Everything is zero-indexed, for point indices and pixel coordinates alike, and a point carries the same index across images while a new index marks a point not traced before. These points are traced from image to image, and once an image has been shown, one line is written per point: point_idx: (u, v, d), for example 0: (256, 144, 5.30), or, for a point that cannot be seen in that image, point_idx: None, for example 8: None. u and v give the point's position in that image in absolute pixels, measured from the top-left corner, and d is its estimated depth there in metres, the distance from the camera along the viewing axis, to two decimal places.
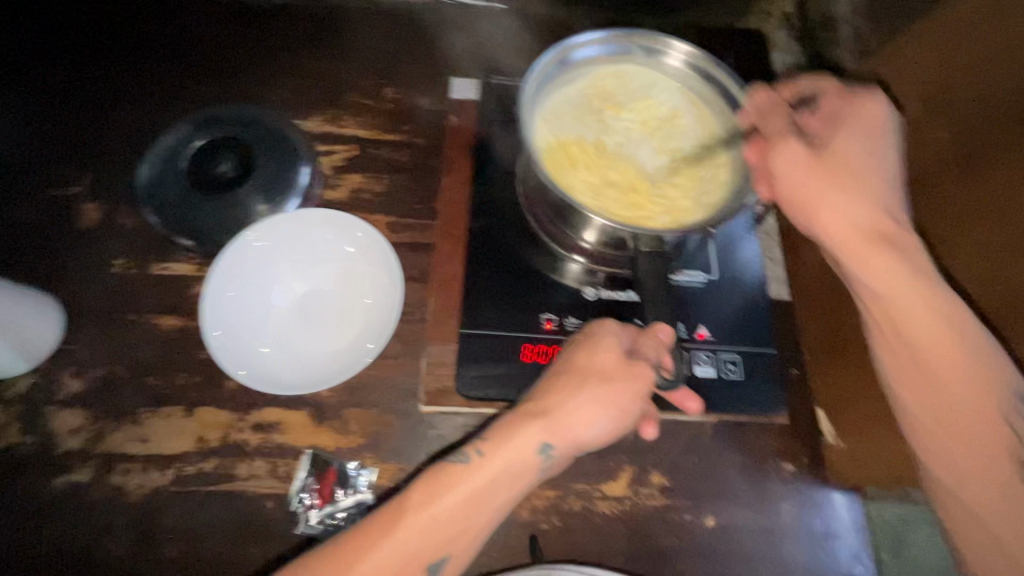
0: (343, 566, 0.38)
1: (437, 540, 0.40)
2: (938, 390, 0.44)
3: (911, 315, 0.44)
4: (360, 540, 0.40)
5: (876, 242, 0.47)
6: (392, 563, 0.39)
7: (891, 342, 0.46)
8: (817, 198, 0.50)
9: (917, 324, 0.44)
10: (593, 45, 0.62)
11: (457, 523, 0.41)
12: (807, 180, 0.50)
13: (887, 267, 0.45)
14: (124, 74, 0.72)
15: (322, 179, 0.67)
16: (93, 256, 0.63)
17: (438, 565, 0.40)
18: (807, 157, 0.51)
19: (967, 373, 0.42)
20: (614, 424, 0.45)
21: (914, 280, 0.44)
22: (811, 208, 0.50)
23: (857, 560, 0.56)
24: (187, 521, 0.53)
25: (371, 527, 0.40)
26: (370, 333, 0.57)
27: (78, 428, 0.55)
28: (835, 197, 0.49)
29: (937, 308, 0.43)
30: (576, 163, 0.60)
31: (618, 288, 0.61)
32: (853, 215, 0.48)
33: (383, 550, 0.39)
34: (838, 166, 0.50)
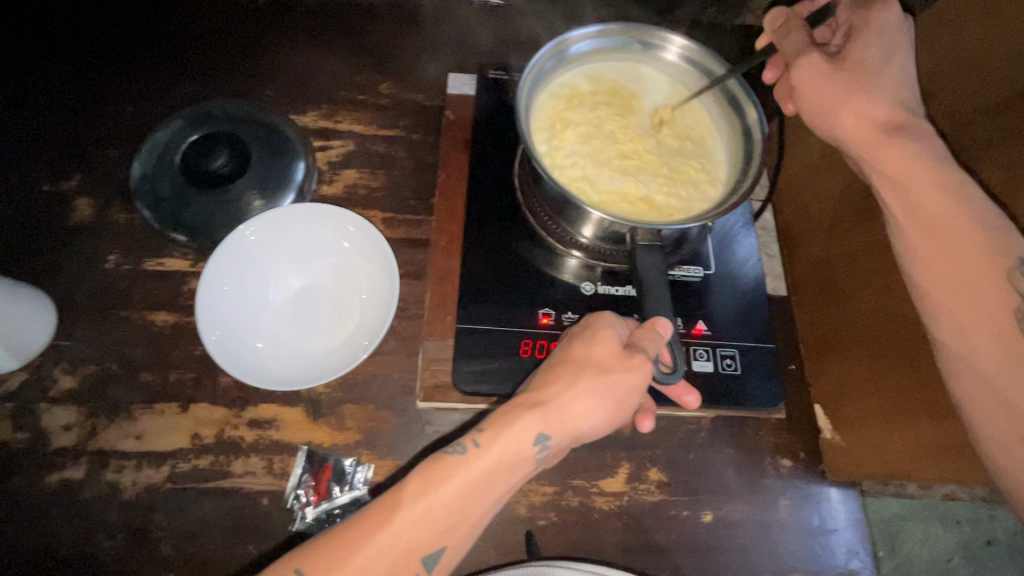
0: (339, 559, 0.37)
1: (434, 531, 0.39)
2: (958, 272, 0.41)
3: (924, 195, 0.42)
4: (357, 533, 0.38)
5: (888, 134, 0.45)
6: (388, 556, 0.38)
7: (912, 231, 0.43)
8: (847, 104, 0.47)
9: (928, 203, 0.42)
10: (589, 41, 0.61)
11: (454, 514, 0.40)
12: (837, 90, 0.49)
13: (899, 153, 0.44)
14: (116, 69, 0.72)
15: (317, 175, 0.66)
16: (85, 251, 0.62)
17: (433, 558, 0.39)
18: (829, 68, 0.49)
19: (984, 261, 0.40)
20: (611, 416, 0.45)
21: (931, 161, 0.43)
22: (834, 112, 0.48)
23: (854, 554, 0.56)
24: (181, 517, 0.52)
25: (366, 520, 0.38)
26: (367, 329, 0.57)
27: (70, 424, 0.55)
28: (854, 98, 0.47)
29: (955, 190, 0.41)
30: (571, 161, 0.59)
31: (617, 283, 0.61)
32: (866, 109, 0.47)
33: (380, 543, 0.38)
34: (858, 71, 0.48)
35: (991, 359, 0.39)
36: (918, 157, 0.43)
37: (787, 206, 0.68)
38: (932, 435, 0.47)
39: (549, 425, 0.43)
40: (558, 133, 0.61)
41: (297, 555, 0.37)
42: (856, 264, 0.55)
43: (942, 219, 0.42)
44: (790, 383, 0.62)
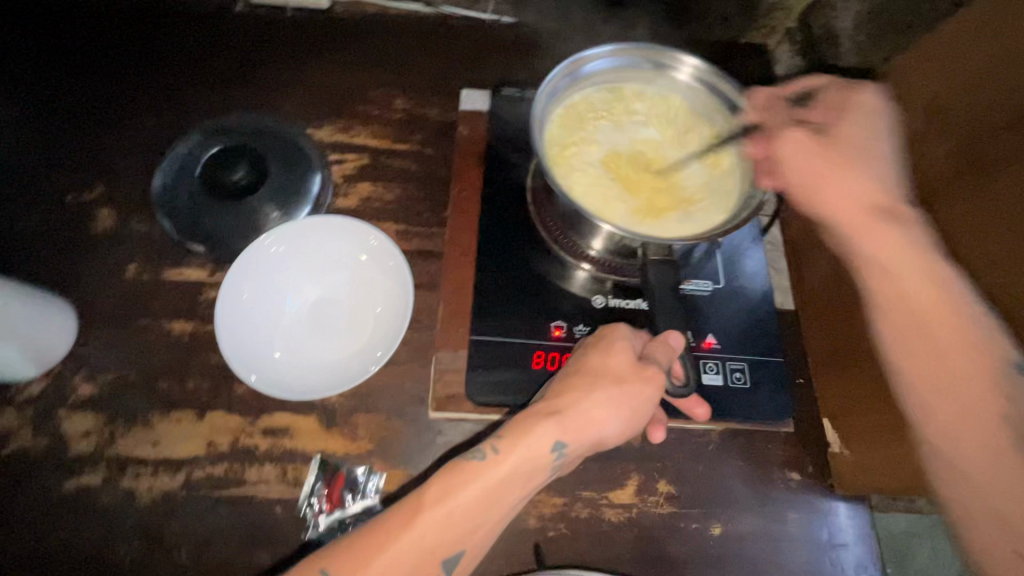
0: (362, 560, 0.37)
1: (453, 535, 0.40)
2: (938, 363, 0.42)
3: (909, 284, 0.43)
4: (378, 535, 0.39)
5: (873, 217, 0.46)
6: (410, 558, 0.38)
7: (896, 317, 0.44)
8: (826, 179, 0.49)
9: (911, 291, 0.43)
10: (605, 60, 0.62)
11: (473, 518, 0.40)
12: (818, 168, 0.50)
13: (887, 238, 0.45)
14: (138, 83, 0.74)
15: (333, 188, 0.68)
16: (106, 261, 0.63)
17: (452, 561, 0.40)
18: (813, 139, 0.51)
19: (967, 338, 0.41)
20: (626, 425, 0.45)
21: (918, 254, 0.44)
22: (813, 188, 0.50)
23: (863, 569, 0.56)
24: (196, 524, 0.53)
25: (389, 522, 0.39)
26: (380, 340, 0.58)
27: (88, 430, 0.56)
28: (838, 174, 0.49)
29: (935, 277, 0.43)
30: (580, 177, 0.60)
31: (628, 296, 0.62)
32: (856, 189, 0.48)
33: (402, 544, 0.38)
34: (846, 148, 0.50)
35: (973, 452, 0.39)
36: (899, 243, 0.45)
37: (795, 221, 0.69)
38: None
39: (566, 432, 0.43)
40: (572, 150, 0.62)
41: (322, 555, 0.38)
42: None
43: (921, 307, 0.43)
44: (798, 396, 0.63)
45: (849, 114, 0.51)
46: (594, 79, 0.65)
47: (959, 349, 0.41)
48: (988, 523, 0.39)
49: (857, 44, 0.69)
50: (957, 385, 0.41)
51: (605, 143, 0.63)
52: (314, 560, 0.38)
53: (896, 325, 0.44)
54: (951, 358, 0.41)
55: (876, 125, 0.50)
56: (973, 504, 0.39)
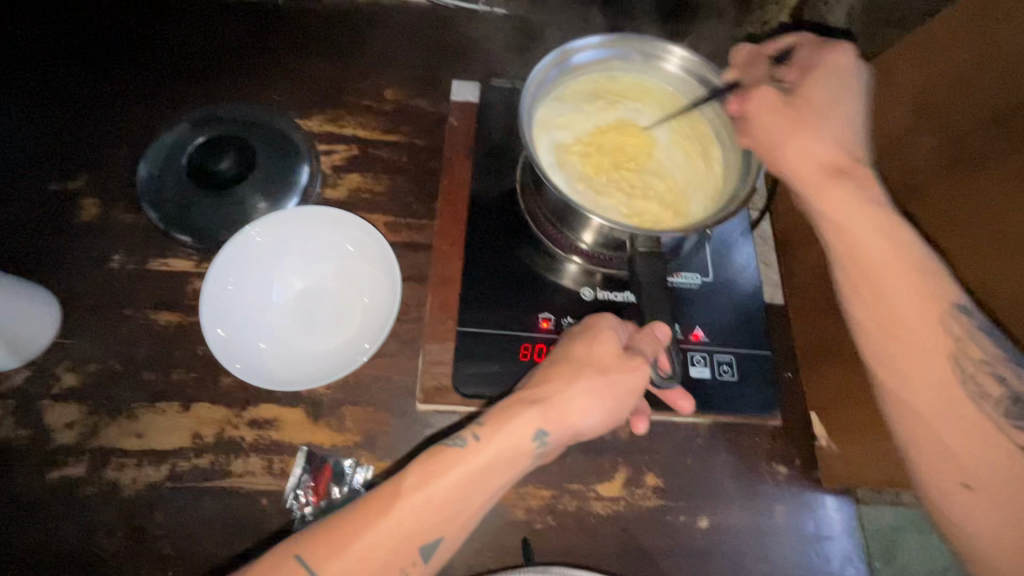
0: (341, 544, 0.37)
1: (432, 520, 0.39)
2: (899, 321, 0.44)
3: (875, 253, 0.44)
4: (356, 520, 0.38)
5: (832, 178, 0.47)
6: (389, 542, 0.38)
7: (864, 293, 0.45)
8: (790, 135, 0.50)
9: (870, 251, 0.44)
10: (593, 52, 0.62)
11: (452, 505, 0.40)
12: (780, 126, 0.51)
13: (839, 197, 0.46)
14: (123, 72, 0.73)
15: (321, 179, 0.67)
16: (91, 251, 0.63)
17: (430, 548, 0.40)
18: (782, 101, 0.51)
19: (919, 287, 0.43)
20: (609, 415, 0.45)
21: (865, 207, 0.45)
22: (773, 144, 0.51)
23: (848, 561, 0.57)
24: (180, 516, 0.53)
25: (368, 506, 0.39)
26: (367, 332, 0.57)
27: (70, 422, 0.55)
28: (807, 137, 0.49)
29: (883, 228, 0.44)
30: (567, 168, 0.60)
31: (617, 289, 0.62)
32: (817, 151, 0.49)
33: (380, 530, 0.38)
34: (808, 112, 0.50)
35: (927, 395, 0.42)
36: (854, 201, 0.46)
37: (786, 215, 0.69)
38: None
39: (548, 420, 0.43)
40: (564, 142, 0.62)
41: (296, 541, 0.38)
42: None
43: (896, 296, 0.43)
44: (786, 390, 0.63)
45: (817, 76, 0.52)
46: (584, 70, 0.64)
47: (909, 295, 0.43)
48: (938, 466, 0.42)
49: (849, 38, 0.69)
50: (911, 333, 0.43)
51: (594, 134, 0.63)
52: (290, 546, 0.38)
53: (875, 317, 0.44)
54: (907, 317, 0.43)
55: (848, 87, 0.51)
56: (930, 452, 0.42)
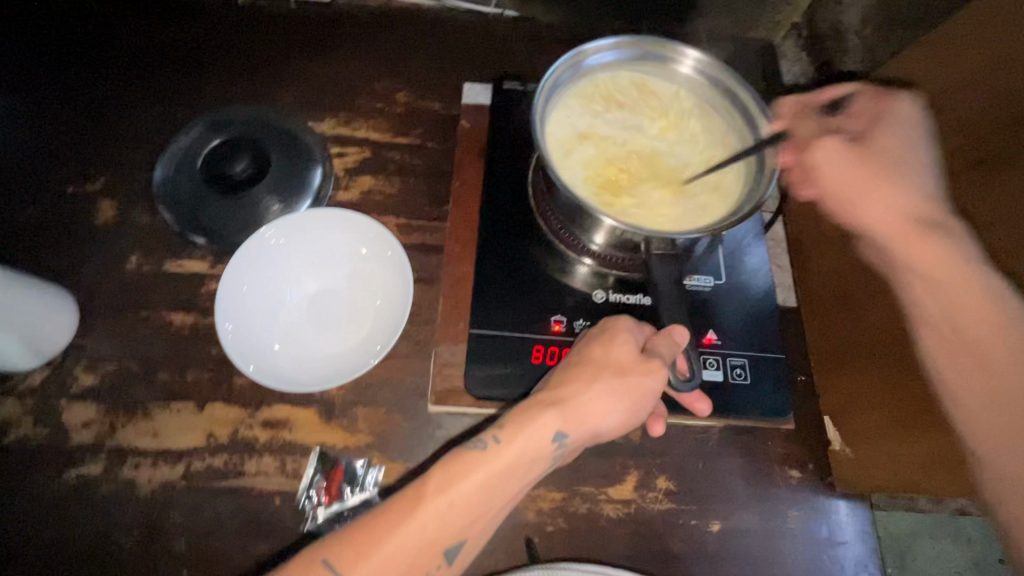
0: (368, 549, 0.37)
1: (458, 523, 0.39)
2: (981, 370, 0.40)
3: (956, 295, 0.41)
4: (380, 524, 0.38)
5: (918, 229, 0.44)
6: (416, 547, 0.38)
7: (933, 321, 0.43)
8: (866, 191, 0.48)
9: (950, 296, 0.42)
10: (605, 53, 0.62)
11: (475, 507, 0.40)
12: (858, 177, 0.49)
13: (934, 250, 0.43)
14: (140, 76, 0.74)
15: (333, 181, 0.67)
16: (108, 252, 0.63)
17: (454, 550, 0.40)
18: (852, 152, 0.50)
19: (1003, 337, 0.40)
20: (627, 417, 0.45)
21: (958, 260, 0.41)
22: (858, 198, 0.49)
23: (862, 567, 0.56)
24: (195, 514, 0.53)
25: (392, 511, 0.39)
26: (379, 334, 0.58)
27: (88, 421, 0.56)
28: (883, 188, 0.47)
29: (966, 275, 0.41)
30: (581, 170, 0.60)
31: (629, 292, 0.62)
32: (902, 203, 0.46)
33: (405, 534, 0.38)
34: (886, 161, 0.48)
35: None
36: (944, 251, 0.42)
37: (797, 218, 0.69)
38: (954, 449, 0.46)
39: (567, 423, 0.43)
40: (577, 143, 0.62)
41: (323, 546, 0.38)
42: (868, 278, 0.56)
43: (969, 318, 0.41)
44: (799, 394, 0.63)
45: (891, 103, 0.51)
46: (596, 71, 0.64)
47: (996, 343, 0.40)
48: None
49: (864, 40, 0.68)
50: (988, 374, 0.40)
51: (607, 134, 0.63)
52: (317, 551, 0.38)
53: (934, 330, 0.43)
54: (990, 352, 0.40)
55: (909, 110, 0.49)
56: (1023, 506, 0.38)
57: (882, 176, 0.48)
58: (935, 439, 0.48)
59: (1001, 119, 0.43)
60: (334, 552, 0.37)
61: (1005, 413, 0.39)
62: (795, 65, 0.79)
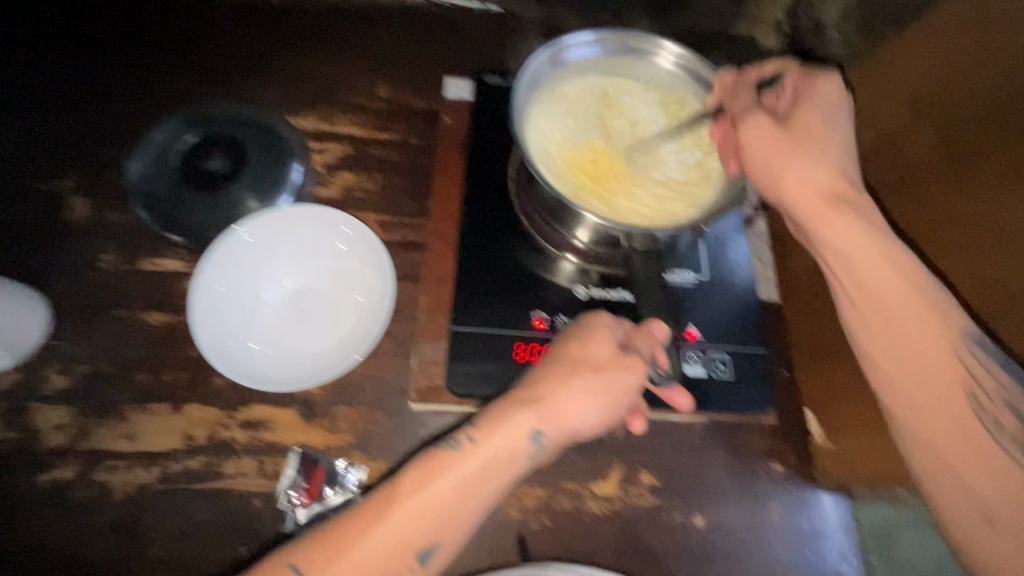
0: (337, 551, 0.37)
1: (431, 524, 0.39)
2: (905, 349, 0.42)
3: (877, 276, 0.43)
4: (351, 527, 0.38)
5: (836, 206, 0.46)
6: (387, 548, 0.38)
7: (854, 297, 0.44)
8: (787, 163, 0.49)
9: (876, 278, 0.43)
10: (586, 48, 0.62)
11: (451, 507, 0.40)
12: (777, 149, 0.49)
13: (844, 224, 0.45)
14: (114, 71, 0.72)
15: (313, 177, 0.66)
16: (80, 251, 0.62)
17: (429, 551, 0.39)
18: (773, 126, 0.50)
19: (914, 310, 0.42)
20: (606, 414, 0.44)
21: (870, 235, 0.44)
22: (776, 172, 0.49)
23: (844, 559, 0.57)
24: (172, 517, 0.52)
25: (365, 513, 0.39)
26: (360, 332, 0.57)
27: (60, 424, 0.55)
28: (798, 159, 0.48)
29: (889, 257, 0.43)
30: (563, 164, 0.60)
31: (612, 287, 0.62)
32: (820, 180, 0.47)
33: (376, 534, 0.38)
34: (803, 131, 0.49)
35: (951, 437, 0.40)
36: (857, 227, 0.45)
37: (780, 212, 0.69)
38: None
39: (543, 421, 0.42)
40: (559, 139, 0.61)
41: (289, 551, 0.37)
42: None
43: (887, 298, 0.43)
44: (782, 389, 0.63)
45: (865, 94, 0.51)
46: (577, 67, 0.64)
47: (910, 317, 0.42)
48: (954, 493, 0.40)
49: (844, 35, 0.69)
50: (907, 351, 0.42)
51: (588, 130, 0.63)
52: (284, 555, 0.37)
53: (861, 311, 0.44)
54: (902, 322, 0.42)
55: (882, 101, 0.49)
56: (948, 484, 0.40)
57: (809, 152, 0.48)
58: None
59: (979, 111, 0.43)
60: (309, 558, 0.37)
61: (930, 391, 0.41)
62: (777, 61, 0.80)
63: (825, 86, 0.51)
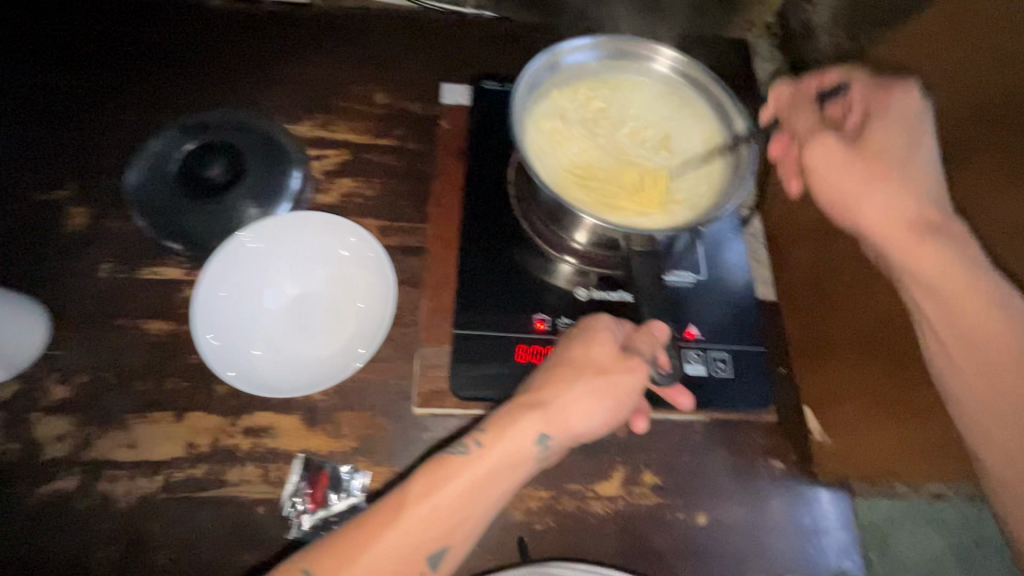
0: (348, 558, 0.37)
1: (440, 529, 0.39)
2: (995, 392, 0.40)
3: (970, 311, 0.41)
4: (363, 531, 0.38)
5: (918, 232, 0.44)
6: (397, 554, 0.38)
7: (945, 335, 0.42)
8: (863, 187, 0.48)
9: (961, 309, 0.41)
10: (583, 53, 0.63)
11: (459, 512, 0.40)
12: (848, 178, 0.49)
13: (934, 252, 0.42)
14: (110, 80, 0.72)
15: (312, 184, 0.67)
16: (78, 260, 0.62)
17: (439, 555, 0.39)
18: (845, 148, 0.50)
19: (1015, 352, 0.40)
20: (610, 416, 0.45)
21: (962, 264, 0.41)
22: (851, 194, 0.49)
23: (846, 555, 0.57)
24: (176, 526, 0.52)
25: (374, 519, 0.39)
26: (361, 338, 0.57)
27: (61, 434, 0.54)
28: (880, 187, 0.47)
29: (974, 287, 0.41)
30: (566, 169, 0.60)
31: (613, 289, 0.62)
32: (896, 202, 0.46)
33: (387, 539, 0.38)
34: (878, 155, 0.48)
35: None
36: (947, 257, 0.42)
37: (775, 213, 0.70)
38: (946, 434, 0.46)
39: (549, 424, 0.43)
40: (561, 143, 0.62)
41: (303, 555, 0.37)
42: (846, 272, 0.57)
43: (981, 335, 0.41)
44: (781, 387, 0.64)
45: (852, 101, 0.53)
46: (574, 71, 0.64)
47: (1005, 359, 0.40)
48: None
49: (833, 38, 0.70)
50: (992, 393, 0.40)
51: (589, 133, 0.64)
52: (299, 558, 0.37)
53: (945, 346, 0.42)
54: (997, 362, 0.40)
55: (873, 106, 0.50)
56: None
57: (882, 177, 0.47)
58: (926, 426, 0.48)
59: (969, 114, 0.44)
60: (317, 562, 0.37)
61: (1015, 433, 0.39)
62: (768, 63, 0.81)
63: (905, 99, 0.47)
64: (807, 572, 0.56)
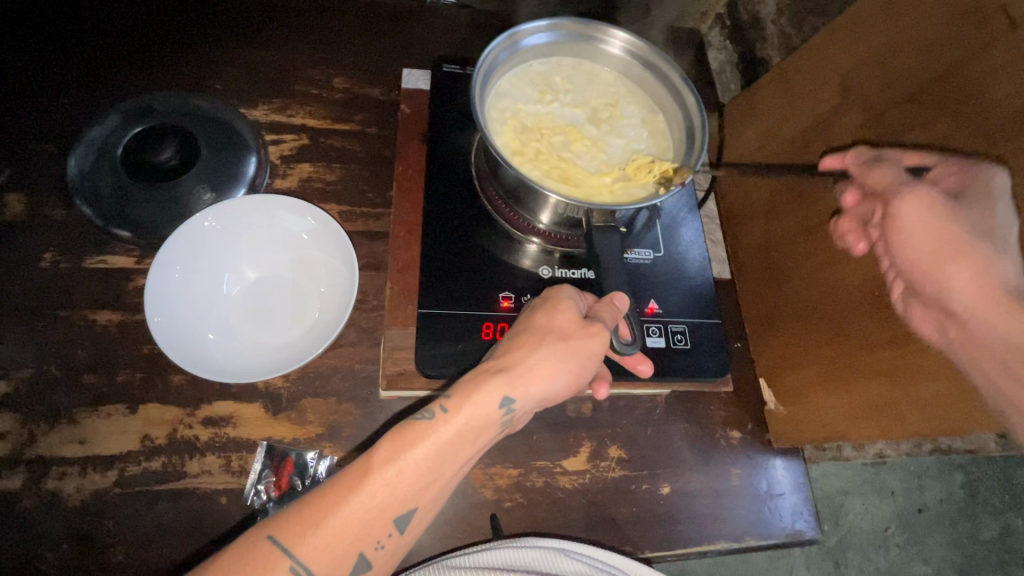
0: (314, 523, 0.36)
1: (406, 492, 0.38)
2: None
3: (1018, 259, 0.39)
4: (328, 497, 0.37)
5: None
6: (362, 518, 0.37)
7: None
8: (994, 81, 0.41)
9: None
10: (541, 34, 0.63)
11: (425, 476, 0.39)
12: (986, 70, 0.41)
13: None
14: (48, 63, 0.68)
15: (270, 169, 0.65)
16: (18, 250, 0.59)
17: (404, 518, 0.39)
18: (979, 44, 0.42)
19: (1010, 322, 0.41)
20: (572, 379, 0.46)
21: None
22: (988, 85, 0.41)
23: (798, 515, 0.61)
24: (132, 521, 0.50)
25: (336, 487, 0.37)
26: (324, 321, 0.56)
27: (2, 433, 0.51)
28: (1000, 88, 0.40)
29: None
30: (519, 145, 0.61)
31: (576, 266, 0.64)
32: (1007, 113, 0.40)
33: (352, 506, 0.37)
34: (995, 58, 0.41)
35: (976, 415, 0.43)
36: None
37: (729, 194, 0.73)
38: (892, 395, 0.49)
39: (515, 388, 0.43)
40: (515, 121, 0.63)
41: (271, 522, 0.36)
42: (797, 245, 0.61)
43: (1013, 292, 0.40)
44: (736, 359, 0.67)
45: (865, 48, 0.52)
46: (531, 53, 0.65)
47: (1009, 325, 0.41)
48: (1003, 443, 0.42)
49: (780, 27, 0.74)
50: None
51: (543, 112, 0.64)
52: (264, 528, 0.36)
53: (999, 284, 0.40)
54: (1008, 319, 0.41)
55: (878, 62, 0.51)
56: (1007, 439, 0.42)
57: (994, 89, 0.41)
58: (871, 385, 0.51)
59: (917, 91, 0.47)
60: (284, 529, 0.36)
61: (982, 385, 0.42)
62: (721, 52, 0.84)
63: None
64: (764, 535, 0.59)
